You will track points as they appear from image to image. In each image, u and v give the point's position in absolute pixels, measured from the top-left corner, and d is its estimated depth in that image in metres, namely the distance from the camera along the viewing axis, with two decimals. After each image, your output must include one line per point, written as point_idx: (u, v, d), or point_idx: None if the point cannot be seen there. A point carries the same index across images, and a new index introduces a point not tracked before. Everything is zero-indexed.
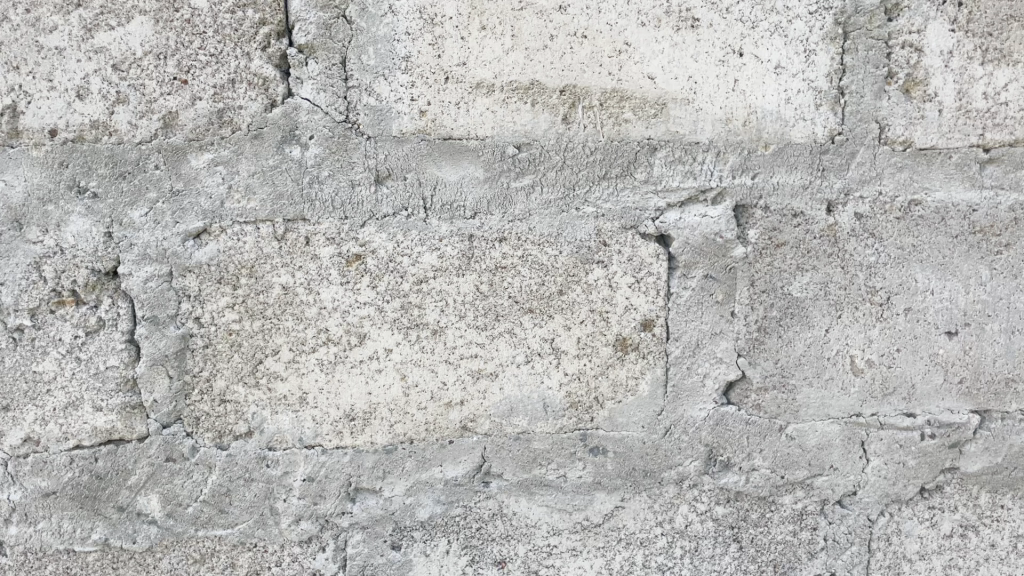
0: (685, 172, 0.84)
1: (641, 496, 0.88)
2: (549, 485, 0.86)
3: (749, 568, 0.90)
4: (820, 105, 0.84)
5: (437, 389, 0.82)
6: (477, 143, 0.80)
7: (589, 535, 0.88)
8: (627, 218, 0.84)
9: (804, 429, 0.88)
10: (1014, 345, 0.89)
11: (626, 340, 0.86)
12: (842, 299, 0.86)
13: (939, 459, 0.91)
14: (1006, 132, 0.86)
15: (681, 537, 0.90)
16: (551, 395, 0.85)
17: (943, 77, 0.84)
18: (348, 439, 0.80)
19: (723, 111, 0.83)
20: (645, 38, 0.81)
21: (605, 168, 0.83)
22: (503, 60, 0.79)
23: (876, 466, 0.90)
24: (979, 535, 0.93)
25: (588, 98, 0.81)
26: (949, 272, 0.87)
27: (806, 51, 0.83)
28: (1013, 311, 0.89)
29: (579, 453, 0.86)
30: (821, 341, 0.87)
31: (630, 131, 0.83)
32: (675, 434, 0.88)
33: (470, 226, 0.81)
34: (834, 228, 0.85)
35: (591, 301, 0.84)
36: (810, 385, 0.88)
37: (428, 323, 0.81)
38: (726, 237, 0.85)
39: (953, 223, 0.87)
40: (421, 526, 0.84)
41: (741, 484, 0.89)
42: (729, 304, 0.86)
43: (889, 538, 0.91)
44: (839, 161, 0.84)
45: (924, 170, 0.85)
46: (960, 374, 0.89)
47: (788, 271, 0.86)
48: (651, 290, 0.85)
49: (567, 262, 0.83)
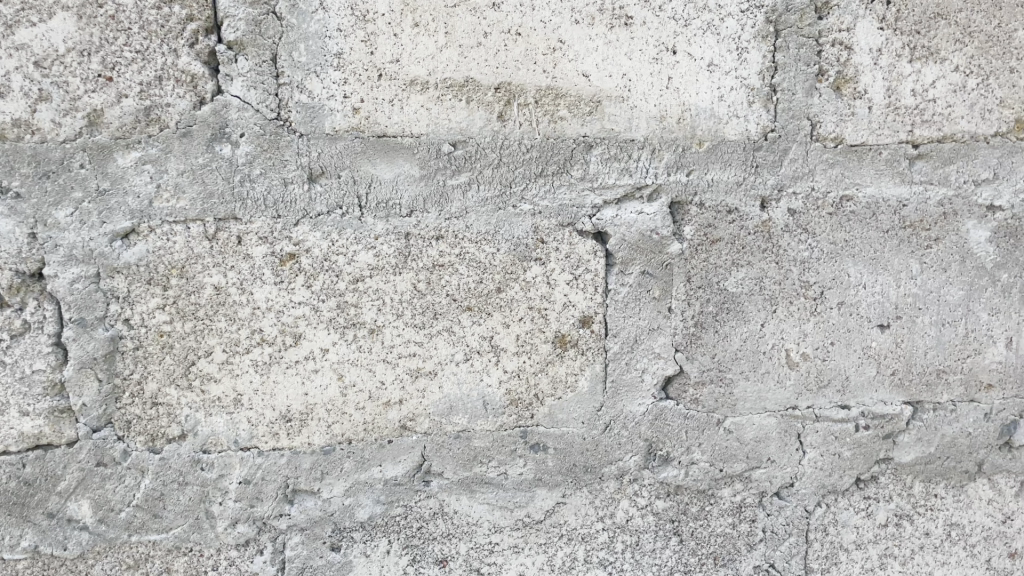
0: (621, 169, 0.84)
1: (582, 493, 0.90)
2: (490, 483, 0.87)
3: (689, 560, 0.94)
4: (752, 103, 0.86)
5: (376, 388, 0.82)
6: (412, 140, 0.78)
7: (530, 532, 0.89)
8: (565, 215, 0.83)
9: (741, 422, 0.92)
10: (944, 337, 0.94)
11: (565, 337, 0.86)
12: (776, 295, 0.90)
13: (874, 450, 0.96)
14: (934, 128, 0.90)
15: (622, 532, 0.92)
16: (490, 393, 0.85)
17: (872, 74, 0.87)
18: (284, 440, 0.81)
19: (658, 108, 0.83)
20: (579, 36, 0.80)
21: (541, 165, 0.82)
22: (436, 57, 0.77)
23: (813, 457, 0.95)
24: (913, 524, 0.99)
25: (523, 95, 0.80)
26: (880, 266, 0.91)
27: (738, 49, 0.84)
28: (943, 303, 0.94)
29: (520, 450, 0.87)
30: (756, 335, 0.91)
31: (565, 128, 0.82)
32: (615, 429, 0.89)
33: (406, 224, 0.79)
34: (767, 223, 0.88)
35: (530, 298, 0.84)
36: (747, 378, 0.91)
37: (365, 322, 0.80)
38: (661, 234, 0.86)
39: (883, 219, 0.90)
40: (361, 526, 0.84)
41: (680, 478, 0.92)
42: (666, 300, 0.88)
43: (826, 529, 0.97)
44: (772, 158, 0.87)
45: (855, 167, 0.89)
46: (893, 366, 0.94)
47: (723, 267, 0.88)
48: (589, 287, 0.85)
49: (504, 259, 0.83)
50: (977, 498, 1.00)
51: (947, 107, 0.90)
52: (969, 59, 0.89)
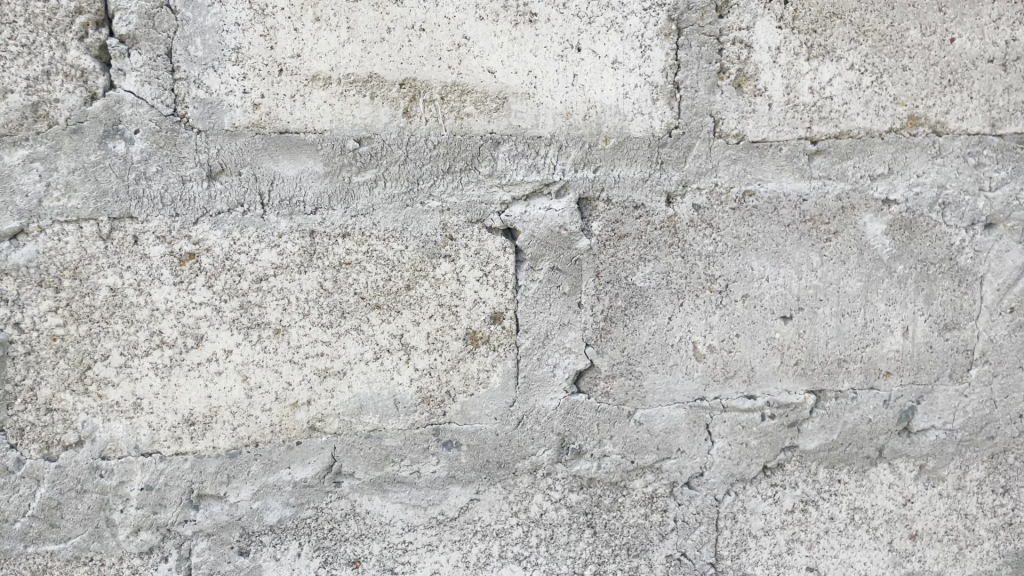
0: (528, 165, 0.84)
1: (496, 488, 0.90)
2: (401, 482, 0.86)
3: (603, 552, 0.95)
4: (656, 100, 0.87)
5: (282, 389, 0.80)
6: (316, 136, 0.77)
7: (444, 529, 0.89)
8: (473, 212, 0.83)
9: (651, 414, 0.94)
10: (844, 327, 0.97)
11: (476, 334, 0.86)
12: (683, 289, 0.92)
13: (779, 438, 0.99)
14: (831, 125, 0.92)
15: (536, 526, 0.92)
16: (401, 391, 0.84)
17: (771, 73, 0.89)
18: (188, 444, 0.79)
19: (563, 105, 0.84)
20: (483, 32, 0.80)
21: (449, 161, 0.82)
22: (339, 53, 0.77)
23: (721, 447, 0.97)
24: (818, 509, 1.02)
25: (429, 92, 0.80)
26: (782, 259, 0.94)
27: (641, 47, 0.85)
28: (842, 294, 0.96)
29: (432, 448, 0.87)
30: (665, 329, 0.92)
31: (472, 125, 0.82)
32: (528, 424, 0.90)
33: (311, 222, 0.78)
34: (673, 219, 0.89)
35: (440, 295, 0.84)
36: (656, 371, 0.93)
37: (269, 322, 0.78)
38: (569, 229, 0.87)
39: (784, 213, 0.93)
40: (270, 530, 0.83)
41: (593, 470, 0.93)
42: (576, 295, 0.89)
43: (735, 516, 0.99)
44: (677, 155, 0.89)
45: (756, 163, 0.91)
46: (796, 356, 0.97)
47: (631, 262, 0.89)
48: (500, 283, 0.86)
49: (413, 257, 0.82)
50: (879, 482, 1.03)
51: (843, 104, 0.92)
52: (864, 57, 0.92)
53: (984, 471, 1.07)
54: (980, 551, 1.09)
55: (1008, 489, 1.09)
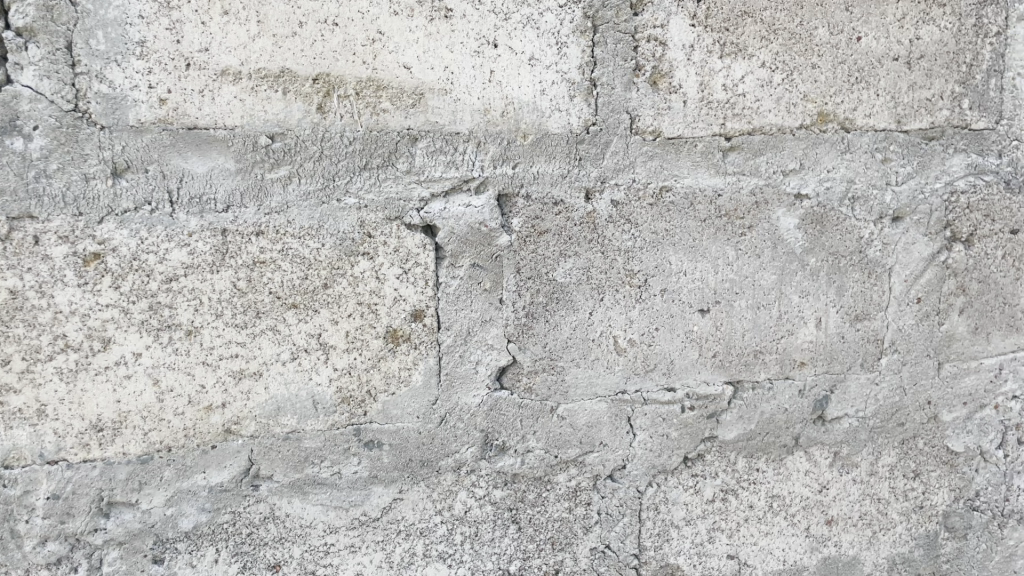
0: (447, 162, 0.84)
1: (420, 487, 0.89)
2: (322, 484, 0.85)
3: (527, 547, 0.96)
4: (573, 97, 0.88)
5: (196, 392, 0.78)
6: (226, 133, 0.76)
7: (367, 530, 0.88)
8: (392, 209, 0.83)
9: (574, 408, 0.95)
10: (759, 320, 1.00)
11: (396, 332, 0.85)
12: (603, 284, 0.93)
13: (699, 429, 1.00)
14: (744, 121, 0.94)
15: (460, 524, 0.92)
16: (320, 392, 0.83)
17: (686, 70, 0.91)
18: (96, 451, 0.76)
19: (481, 101, 0.84)
20: (398, 27, 0.80)
21: (366, 157, 0.81)
22: (249, 47, 0.75)
23: (643, 439, 0.98)
24: (738, 498, 1.04)
25: (343, 87, 0.79)
26: (699, 253, 0.95)
27: (557, 43, 0.86)
28: (757, 287, 0.99)
29: (353, 448, 0.86)
30: (585, 324, 0.93)
31: (388, 121, 0.81)
32: (450, 422, 0.90)
33: (223, 220, 0.77)
34: (592, 215, 0.90)
35: (358, 293, 0.83)
36: (577, 365, 0.94)
37: (180, 324, 0.76)
38: (489, 226, 0.87)
39: (701, 209, 0.94)
40: (185, 537, 0.81)
41: (517, 466, 0.93)
42: (497, 292, 0.89)
43: (658, 507, 1.00)
44: (594, 151, 0.90)
45: (672, 159, 0.92)
46: (714, 349, 0.99)
47: (551, 258, 0.90)
48: (420, 280, 0.85)
49: (330, 255, 0.81)
50: (796, 470, 1.06)
51: (756, 101, 0.94)
52: (774, 55, 0.94)
53: (895, 456, 1.10)
54: (892, 534, 1.12)
55: (919, 473, 1.12)
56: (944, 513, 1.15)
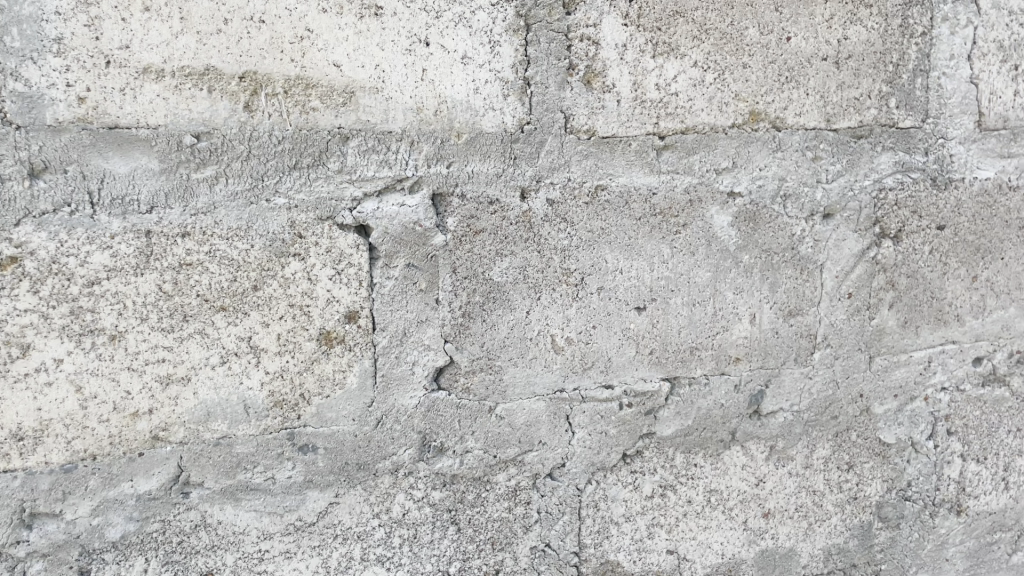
0: (380, 161, 0.83)
1: (356, 490, 0.88)
2: (255, 489, 0.84)
3: (467, 548, 0.95)
4: (507, 96, 0.88)
5: (121, 399, 0.76)
6: (149, 132, 0.74)
7: (303, 535, 0.87)
8: (324, 209, 0.81)
9: (512, 407, 0.95)
10: (695, 316, 1.01)
11: (329, 334, 0.84)
12: (540, 283, 0.93)
13: (637, 426, 1.01)
14: (677, 121, 0.95)
15: (399, 526, 0.91)
16: (252, 396, 0.82)
17: (619, 69, 0.91)
18: (17, 461, 0.74)
19: (414, 100, 0.84)
20: (327, 25, 0.78)
21: (296, 157, 0.80)
22: (172, 44, 0.73)
23: (582, 437, 0.99)
24: (676, 493, 1.05)
25: (271, 85, 0.77)
26: (635, 252, 0.96)
27: (490, 42, 0.86)
28: (692, 285, 1.00)
29: (287, 453, 0.85)
30: (523, 323, 0.93)
31: (319, 119, 0.80)
32: (387, 424, 0.89)
33: (147, 221, 0.75)
34: (528, 214, 0.90)
35: (290, 295, 0.81)
36: (515, 365, 0.94)
37: (104, 329, 0.74)
38: (424, 226, 0.86)
39: (635, 207, 0.95)
40: (112, 547, 0.79)
41: (455, 467, 0.93)
42: (433, 292, 0.88)
43: (597, 505, 1.01)
44: (529, 150, 0.90)
45: (607, 158, 0.93)
46: (650, 346, 1.00)
47: (487, 257, 0.90)
48: (353, 281, 0.84)
49: (260, 256, 0.79)
50: (733, 464, 1.07)
51: (688, 100, 0.95)
52: (706, 55, 0.94)
53: (830, 448, 1.12)
54: (828, 525, 1.14)
55: (853, 465, 1.14)
56: (877, 503, 1.17)
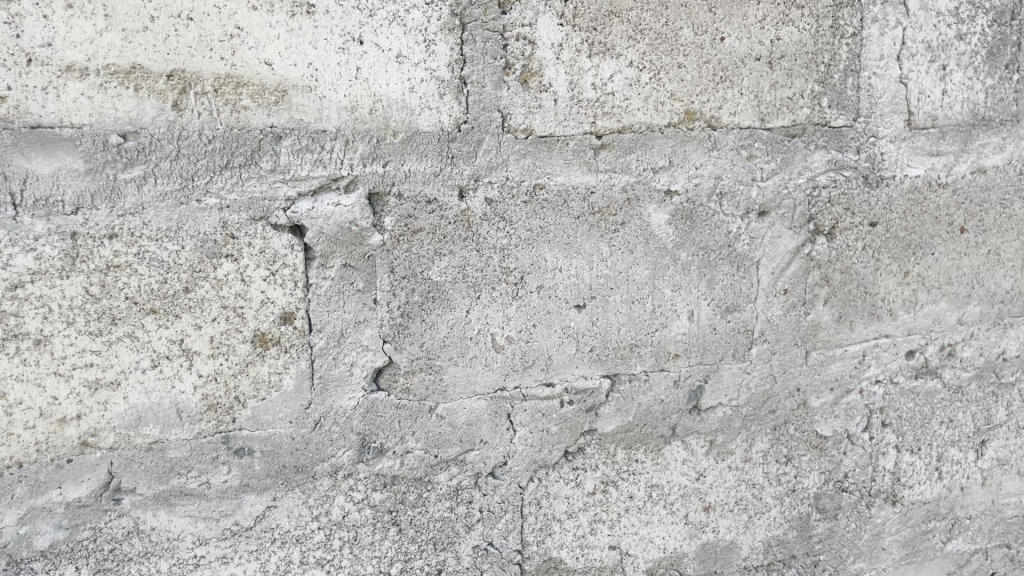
0: (314, 160, 0.83)
1: (294, 493, 0.88)
2: (190, 494, 0.83)
3: (409, 548, 0.95)
4: (444, 95, 0.88)
5: (47, 405, 0.75)
6: (73, 131, 0.73)
7: (240, 540, 0.86)
8: (257, 209, 0.81)
9: (453, 407, 0.95)
10: (634, 314, 1.02)
11: (264, 336, 0.83)
12: (479, 282, 0.93)
13: (578, 423, 1.02)
14: (614, 120, 0.96)
15: (338, 529, 0.90)
16: (184, 400, 0.81)
17: (555, 69, 0.91)
18: None
19: (348, 99, 0.83)
20: (258, 22, 0.78)
21: (227, 156, 0.79)
22: (97, 42, 0.72)
23: (523, 435, 0.99)
24: (618, 489, 1.06)
25: (200, 84, 0.76)
26: (574, 250, 0.97)
27: (425, 41, 0.86)
28: (631, 282, 1.01)
29: (223, 457, 0.84)
30: (462, 322, 0.93)
31: (250, 118, 0.79)
32: (325, 426, 0.88)
33: (72, 223, 0.74)
34: (466, 213, 0.90)
35: (223, 296, 0.80)
36: (455, 364, 0.94)
37: (28, 333, 0.73)
38: (360, 226, 0.86)
39: (574, 206, 0.95)
40: (41, 556, 0.78)
41: (396, 467, 0.93)
42: (371, 292, 0.88)
43: (539, 502, 1.01)
44: (467, 149, 0.90)
45: (545, 157, 0.93)
46: (590, 343, 1.00)
47: (425, 257, 0.89)
48: (289, 282, 0.83)
49: (191, 257, 0.78)
50: (674, 459, 1.08)
51: (625, 100, 0.96)
52: (642, 55, 0.95)
53: (768, 442, 1.14)
54: (767, 517, 1.16)
55: (790, 458, 1.16)
56: (815, 495, 1.19)
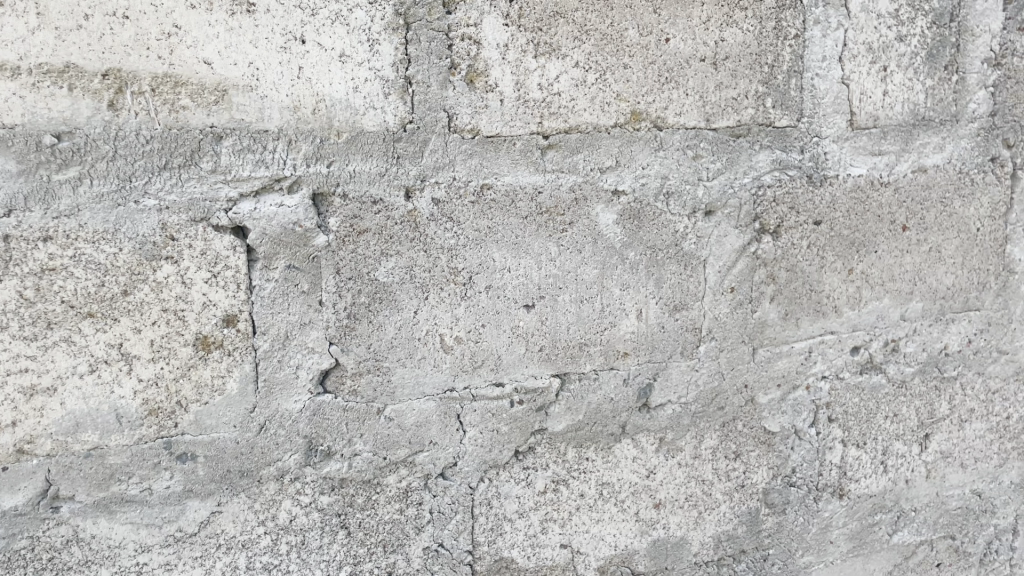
0: (256, 161, 0.82)
1: (239, 498, 0.87)
2: (131, 501, 0.82)
3: (358, 551, 0.94)
4: (389, 95, 0.87)
5: None
6: (5, 132, 0.72)
7: (183, 546, 0.85)
8: (197, 210, 0.80)
9: (401, 408, 0.95)
10: (583, 313, 1.02)
11: (206, 339, 0.82)
12: (427, 283, 0.92)
13: (528, 422, 1.02)
14: (560, 121, 0.96)
15: (285, 533, 0.90)
16: (124, 405, 0.80)
17: (501, 69, 0.91)
18: None
19: (290, 98, 0.83)
20: (196, 21, 0.77)
21: (166, 157, 0.78)
22: (29, 40, 0.71)
23: (473, 436, 0.99)
24: (569, 487, 1.06)
25: (136, 84, 0.76)
26: (522, 250, 0.97)
27: (369, 40, 0.85)
28: (579, 282, 1.01)
29: (165, 463, 0.83)
30: (410, 323, 0.93)
31: (189, 118, 0.78)
32: (271, 429, 0.88)
33: (4, 226, 0.73)
34: (413, 213, 0.90)
35: (163, 300, 0.79)
36: (403, 365, 0.94)
37: None
38: (304, 226, 0.85)
39: (522, 206, 0.96)
40: None
41: (344, 470, 0.92)
42: (316, 294, 0.87)
43: (490, 503, 1.01)
44: (413, 149, 0.89)
45: (491, 157, 0.93)
46: (539, 343, 1.01)
47: (371, 257, 0.89)
48: (231, 284, 0.82)
49: (129, 260, 0.77)
50: (624, 457, 1.09)
51: (571, 100, 0.96)
52: (587, 56, 0.96)
53: (718, 438, 1.15)
54: (717, 513, 1.18)
55: (739, 454, 1.18)
56: (764, 490, 1.21)
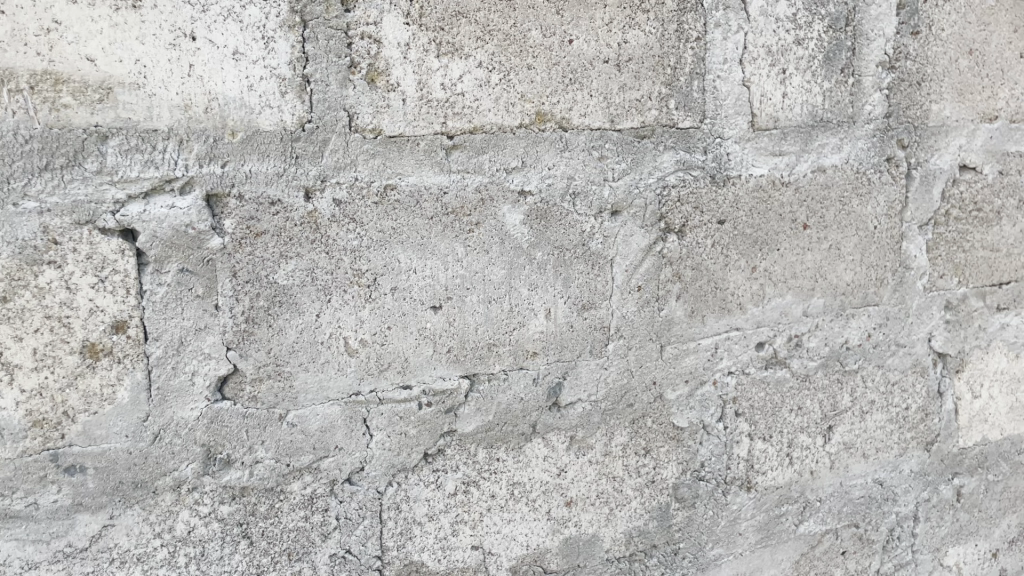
0: (145, 161, 0.80)
1: (133, 511, 0.84)
2: (16, 517, 0.79)
3: (262, 561, 0.92)
4: (285, 94, 0.86)
5: None
6: None
7: (73, 562, 0.82)
8: (82, 213, 0.77)
9: (304, 413, 0.93)
10: (491, 313, 1.02)
11: (94, 346, 0.79)
12: (329, 285, 0.91)
13: (437, 424, 1.01)
14: (465, 121, 0.96)
15: (183, 545, 0.87)
16: (5, 417, 0.76)
17: (402, 68, 0.91)
18: None
19: (180, 97, 0.80)
20: (78, 17, 0.74)
21: (47, 157, 0.75)
22: None
23: (380, 439, 0.98)
24: (479, 488, 1.06)
25: (14, 81, 0.73)
26: (428, 251, 0.96)
27: (263, 38, 0.83)
28: (487, 282, 1.01)
29: (52, 476, 0.80)
30: (313, 326, 0.91)
31: (72, 117, 0.76)
32: (166, 438, 0.85)
33: None
34: (314, 214, 0.88)
35: (46, 306, 0.76)
36: (306, 369, 0.92)
37: None
38: (198, 228, 0.83)
39: (427, 207, 0.95)
40: None
41: (244, 479, 0.90)
42: (212, 298, 0.85)
43: (399, 507, 1.00)
44: (312, 149, 0.88)
45: (395, 157, 0.92)
46: (447, 344, 1.00)
47: (270, 260, 0.87)
48: (120, 289, 0.80)
49: (8, 265, 0.75)
50: (534, 456, 1.09)
51: (475, 101, 0.96)
52: (490, 56, 0.95)
53: (628, 435, 1.16)
54: (628, 509, 1.19)
55: (649, 450, 1.19)
56: (674, 485, 1.22)
